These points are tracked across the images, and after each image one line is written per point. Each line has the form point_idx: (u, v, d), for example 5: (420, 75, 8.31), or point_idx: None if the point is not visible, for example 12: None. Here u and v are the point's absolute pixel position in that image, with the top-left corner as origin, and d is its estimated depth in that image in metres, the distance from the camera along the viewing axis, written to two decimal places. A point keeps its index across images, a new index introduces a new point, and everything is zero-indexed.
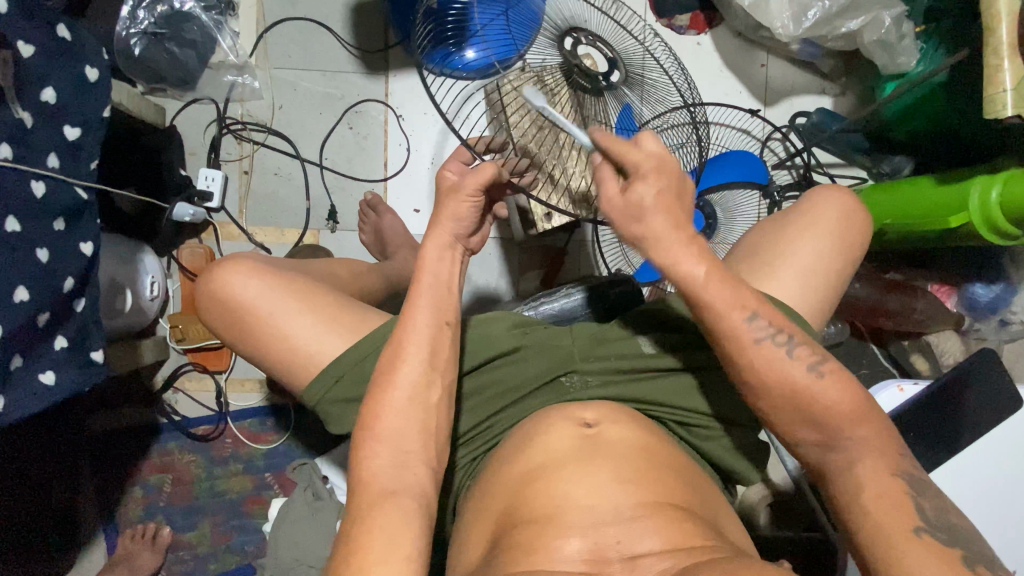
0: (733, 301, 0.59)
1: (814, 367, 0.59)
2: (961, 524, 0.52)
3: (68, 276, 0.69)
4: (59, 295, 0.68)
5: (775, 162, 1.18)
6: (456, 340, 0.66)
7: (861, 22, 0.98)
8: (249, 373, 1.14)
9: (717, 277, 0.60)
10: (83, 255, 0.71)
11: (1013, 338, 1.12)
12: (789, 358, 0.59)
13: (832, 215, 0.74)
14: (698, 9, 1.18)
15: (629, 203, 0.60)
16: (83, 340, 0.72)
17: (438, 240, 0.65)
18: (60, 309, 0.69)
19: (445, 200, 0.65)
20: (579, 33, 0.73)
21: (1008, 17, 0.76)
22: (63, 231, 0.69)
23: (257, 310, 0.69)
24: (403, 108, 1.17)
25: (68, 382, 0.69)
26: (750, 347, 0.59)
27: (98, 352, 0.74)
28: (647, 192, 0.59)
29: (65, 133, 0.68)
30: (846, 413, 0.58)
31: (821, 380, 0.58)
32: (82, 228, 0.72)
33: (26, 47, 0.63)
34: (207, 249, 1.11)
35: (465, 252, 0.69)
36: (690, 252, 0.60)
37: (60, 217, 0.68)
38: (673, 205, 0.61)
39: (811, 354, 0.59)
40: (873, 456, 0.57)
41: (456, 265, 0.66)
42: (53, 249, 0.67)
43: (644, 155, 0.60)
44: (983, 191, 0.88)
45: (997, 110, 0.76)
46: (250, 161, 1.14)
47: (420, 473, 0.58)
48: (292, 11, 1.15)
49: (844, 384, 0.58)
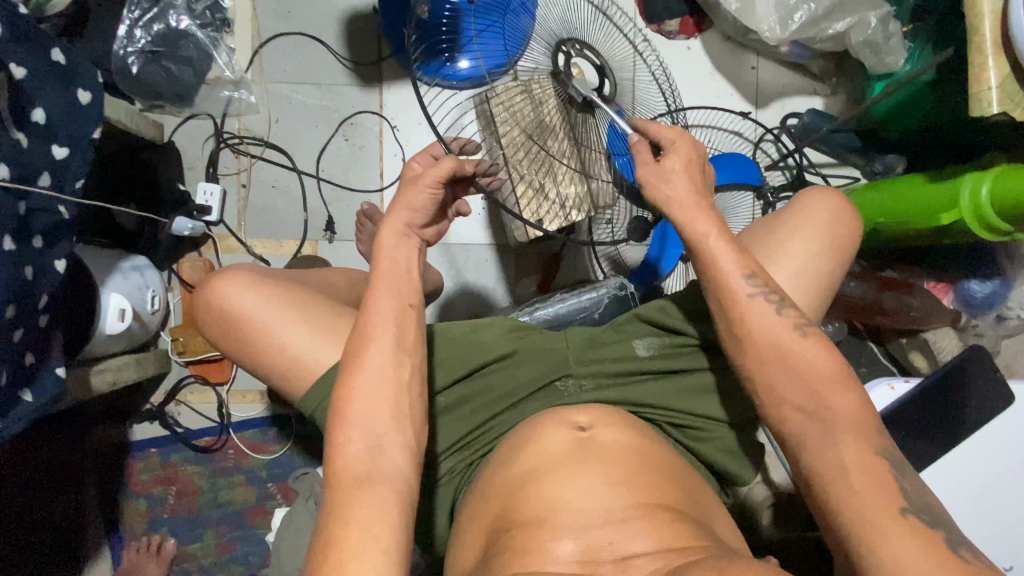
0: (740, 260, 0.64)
1: (800, 329, 0.62)
2: (932, 505, 0.54)
3: (43, 292, 0.70)
4: (33, 312, 0.69)
5: (768, 163, 1.19)
6: (422, 320, 0.66)
7: (848, 23, 1.00)
8: (250, 384, 1.15)
9: (722, 241, 0.65)
10: (56, 272, 0.72)
11: (1012, 333, 1.12)
12: (778, 316, 0.62)
13: (821, 215, 0.75)
14: (686, 13, 1.18)
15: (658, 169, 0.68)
16: (48, 355, 0.73)
17: (392, 230, 0.66)
18: (31, 326, 0.69)
19: (407, 186, 0.66)
20: (567, 46, 0.74)
21: (991, 14, 0.77)
22: (41, 247, 0.70)
23: (253, 321, 0.70)
24: (398, 118, 1.18)
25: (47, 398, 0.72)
26: None
27: (60, 366, 0.74)
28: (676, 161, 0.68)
29: (53, 152, 0.70)
30: (835, 415, 0.58)
31: (805, 385, 0.59)
32: (58, 246, 0.73)
33: (19, 69, 0.64)
34: (206, 262, 1.12)
35: (421, 243, 0.69)
36: (705, 216, 0.66)
37: (39, 236, 0.69)
38: None
39: (796, 317, 0.62)
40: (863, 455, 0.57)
41: (413, 251, 0.66)
42: (35, 267, 0.69)
43: (675, 133, 0.69)
44: (974, 186, 0.89)
45: (983, 108, 0.77)
46: (247, 174, 1.16)
47: (398, 454, 0.58)
48: (287, 26, 1.17)
49: (825, 346, 0.61)
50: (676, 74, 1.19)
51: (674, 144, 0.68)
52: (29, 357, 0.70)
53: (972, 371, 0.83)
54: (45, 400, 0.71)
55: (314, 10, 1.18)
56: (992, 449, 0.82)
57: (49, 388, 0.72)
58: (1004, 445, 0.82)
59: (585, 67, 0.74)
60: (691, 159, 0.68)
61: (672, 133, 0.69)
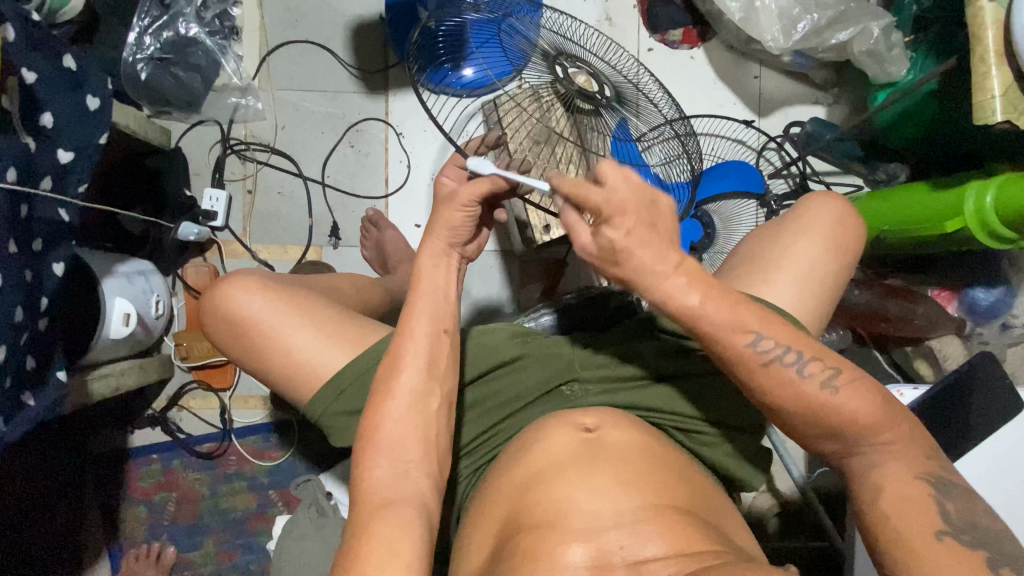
0: (734, 324, 0.58)
1: (829, 382, 0.57)
2: (977, 525, 0.52)
3: (41, 296, 0.71)
4: (33, 314, 0.69)
5: (771, 171, 1.20)
6: (455, 348, 0.66)
7: (852, 33, 1.01)
8: (254, 390, 1.14)
9: (713, 305, 0.57)
10: (55, 276, 0.73)
11: (1017, 342, 1.12)
12: (802, 348, 0.58)
13: (825, 221, 0.75)
14: (689, 24, 1.20)
15: (603, 247, 0.56)
16: (50, 359, 0.72)
17: (433, 249, 0.66)
18: (33, 328, 0.69)
19: (441, 207, 0.65)
20: (564, 58, 0.74)
21: (994, 24, 0.78)
22: (39, 252, 0.70)
23: (260, 325, 0.70)
24: (403, 125, 1.19)
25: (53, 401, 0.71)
26: (757, 370, 0.58)
27: (62, 371, 0.73)
28: (617, 236, 0.55)
29: (58, 157, 0.71)
30: (861, 421, 0.57)
31: (836, 395, 0.57)
32: (55, 250, 0.74)
33: (30, 74, 0.65)
34: (211, 267, 1.12)
35: (462, 260, 0.69)
36: (678, 284, 0.57)
37: (39, 239, 0.70)
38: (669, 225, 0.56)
39: (824, 368, 0.57)
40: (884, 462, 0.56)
41: (451, 272, 0.67)
42: (33, 270, 0.69)
43: (607, 194, 0.53)
44: (979, 195, 0.89)
45: (987, 116, 0.78)
46: (253, 179, 1.16)
47: (421, 483, 0.59)
48: (295, 34, 1.18)
49: (860, 392, 0.57)
50: (680, 85, 1.20)
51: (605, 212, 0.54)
52: (32, 360, 0.70)
53: (980, 378, 0.83)
54: (47, 405, 0.70)
55: (322, 19, 1.19)
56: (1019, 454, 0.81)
57: None
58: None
59: (588, 73, 0.74)
60: (636, 224, 0.54)
61: (612, 200, 0.53)
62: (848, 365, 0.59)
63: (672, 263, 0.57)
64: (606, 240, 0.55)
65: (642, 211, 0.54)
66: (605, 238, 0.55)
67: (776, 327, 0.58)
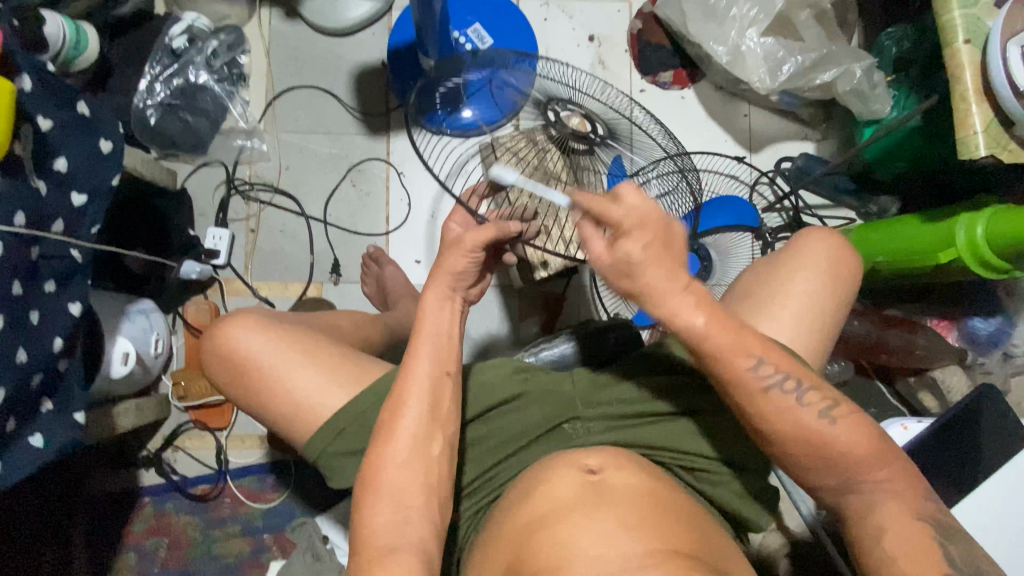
0: (738, 347, 0.58)
1: (825, 413, 0.58)
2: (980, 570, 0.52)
3: (56, 336, 0.71)
4: (48, 356, 0.70)
5: (765, 205, 1.22)
6: (457, 389, 0.66)
7: (834, 74, 1.05)
8: (250, 429, 1.13)
9: (716, 329, 0.58)
10: (70, 315, 0.73)
11: (1020, 372, 1.12)
12: (802, 382, 0.58)
13: (819, 254, 0.76)
14: (680, 66, 1.24)
15: (618, 258, 0.56)
16: (68, 400, 0.73)
17: (438, 290, 0.66)
18: (48, 371, 0.70)
19: (445, 254, 0.66)
20: (559, 102, 0.78)
21: (971, 65, 0.81)
22: (52, 292, 0.71)
23: (260, 364, 0.70)
24: (405, 165, 1.22)
25: (59, 444, 0.70)
26: (757, 397, 0.58)
27: (81, 413, 0.74)
28: (635, 249, 0.54)
29: (71, 199, 0.73)
30: (867, 453, 0.57)
31: (835, 427, 0.57)
32: (72, 289, 0.75)
33: (45, 121, 0.68)
34: (211, 305, 1.13)
35: (464, 303, 0.70)
36: (686, 303, 0.57)
37: (51, 280, 0.71)
38: (666, 254, 0.56)
39: (820, 399, 0.58)
40: (889, 500, 0.56)
41: (456, 314, 0.67)
42: (43, 311, 0.70)
43: (626, 212, 0.53)
44: (969, 227, 0.91)
45: (971, 151, 0.80)
46: (257, 219, 1.18)
47: (422, 528, 0.58)
48: (300, 79, 1.22)
49: (857, 424, 0.57)
50: (673, 124, 1.24)
51: (622, 228, 0.54)
52: (45, 403, 0.70)
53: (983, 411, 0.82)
54: (58, 446, 0.70)
55: (325, 64, 1.22)
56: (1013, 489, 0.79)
57: (60, 434, 0.70)
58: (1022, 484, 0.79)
59: (581, 115, 0.77)
60: (653, 242, 0.54)
61: (634, 215, 0.53)
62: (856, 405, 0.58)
63: None
64: (623, 253, 0.55)
65: (659, 231, 0.55)
66: (622, 251, 0.55)
67: (776, 352, 0.59)
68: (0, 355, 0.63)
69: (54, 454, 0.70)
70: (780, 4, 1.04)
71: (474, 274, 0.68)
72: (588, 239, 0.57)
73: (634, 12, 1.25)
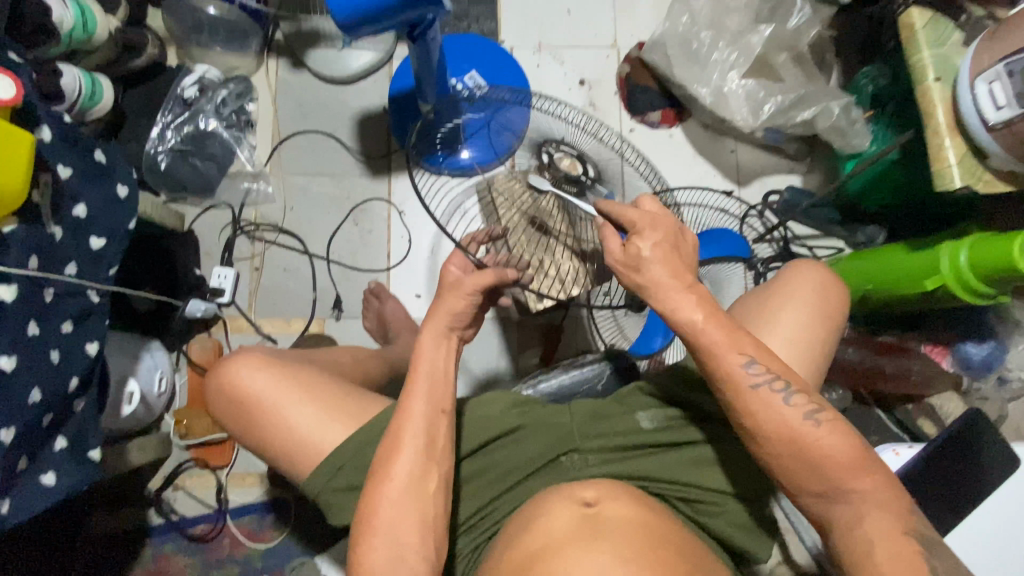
0: (731, 344, 0.61)
1: (812, 416, 0.59)
2: None
3: (73, 375, 0.73)
4: (65, 395, 0.72)
5: (756, 236, 1.25)
6: (452, 427, 0.67)
7: (813, 112, 1.10)
8: (251, 467, 1.12)
9: (713, 325, 0.62)
10: (88, 355, 0.75)
11: (1017, 396, 1.12)
12: (787, 405, 0.60)
13: (808, 286, 0.78)
14: (666, 106, 1.30)
15: (629, 255, 0.63)
16: (82, 442, 0.75)
17: (434, 329, 0.68)
18: (63, 411, 0.73)
19: (444, 296, 0.70)
20: (551, 146, 0.82)
21: (942, 101, 0.85)
22: (71, 332, 0.74)
23: (262, 403, 0.71)
24: (406, 204, 1.26)
25: (69, 482, 0.72)
26: (746, 394, 0.60)
27: (96, 451, 0.77)
28: (645, 246, 0.62)
29: (90, 243, 0.76)
30: (847, 473, 0.57)
31: (808, 455, 0.58)
32: (90, 328, 0.77)
33: (64, 170, 0.72)
34: (216, 342, 1.15)
35: (460, 342, 0.72)
36: (687, 299, 0.62)
37: (68, 320, 0.73)
38: (672, 255, 0.63)
39: (807, 401, 0.60)
40: (873, 511, 0.56)
41: (451, 352, 0.69)
42: (64, 351, 0.72)
43: (641, 214, 0.64)
44: (952, 255, 0.93)
45: (947, 183, 0.84)
46: (261, 258, 1.21)
47: (417, 566, 0.59)
48: (304, 124, 1.28)
49: (841, 430, 0.59)
50: (663, 161, 1.29)
51: (636, 226, 0.63)
52: (58, 441, 0.72)
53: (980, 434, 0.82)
54: (66, 483, 0.72)
55: (330, 110, 1.28)
56: (1001, 517, 0.81)
57: (73, 472, 0.73)
58: (1011, 510, 0.81)
59: (572, 158, 0.82)
60: (661, 242, 0.63)
61: (646, 217, 0.64)
62: (845, 432, 0.59)
63: (683, 287, 0.62)
64: (635, 249, 0.63)
65: (668, 233, 0.64)
66: (634, 247, 0.63)
67: (768, 356, 0.62)
68: (16, 395, 0.65)
69: (62, 492, 0.71)
70: (758, 49, 1.10)
71: (472, 314, 0.70)
72: (607, 236, 0.65)
73: (622, 58, 1.32)
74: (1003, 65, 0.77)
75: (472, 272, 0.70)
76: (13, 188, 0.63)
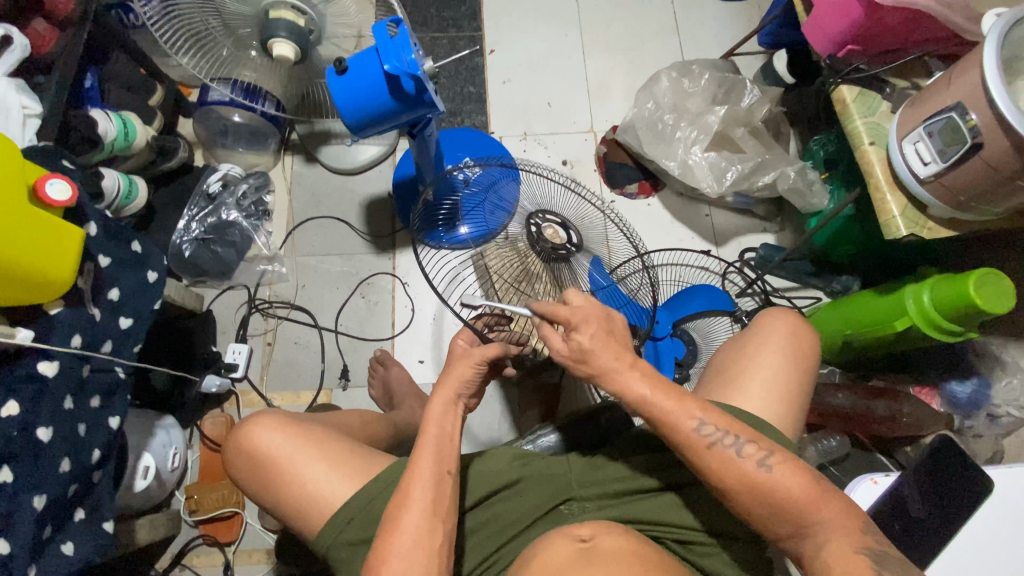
0: (681, 411, 0.65)
1: (763, 462, 0.63)
2: None
3: (96, 448, 0.78)
4: (88, 466, 0.76)
5: (738, 291, 1.34)
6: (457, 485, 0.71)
7: (773, 176, 1.23)
8: (258, 543, 1.13)
9: (661, 395, 0.66)
10: (109, 427, 0.81)
11: (1010, 432, 1.14)
12: (742, 457, 0.63)
13: (782, 333, 0.84)
14: (642, 178, 1.42)
15: (572, 349, 0.68)
16: (98, 511, 0.79)
17: (443, 397, 0.74)
18: (84, 481, 0.77)
19: (456, 364, 0.76)
20: (540, 218, 0.89)
21: (880, 162, 0.96)
22: (96, 408, 0.80)
23: (278, 463, 0.75)
24: (409, 277, 1.36)
25: (85, 552, 0.75)
26: (704, 453, 0.64)
27: (110, 522, 0.80)
28: (583, 340, 0.67)
29: (120, 323, 0.84)
30: (811, 499, 0.61)
31: (784, 486, 0.62)
32: (113, 405, 0.83)
33: (104, 259, 0.82)
34: (227, 417, 1.20)
35: (464, 410, 0.77)
36: (632, 378, 0.67)
37: (96, 396, 0.80)
38: (609, 340, 0.68)
39: (758, 450, 0.64)
40: (842, 542, 0.60)
41: (458, 418, 0.74)
42: (89, 424, 0.78)
43: (570, 310, 0.68)
44: (916, 297, 1.00)
45: (895, 232, 0.94)
46: (273, 333, 1.29)
47: None
48: (316, 211, 1.40)
49: (792, 468, 0.63)
50: (642, 226, 1.40)
51: (571, 322, 0.68)
52: (77, 512, 0.76)
53: (941, 460, 0.88)
54: (82, 553, 0.75)
55: (340, 198, 1.42)
56: (978, 546, 0.82)
57: (86, 540, 0.75)
58: (985, 540, 0.82)
59: (558, 229, 0.88)
60: (597, 331, 0.68)
61: (577, 313, 0.68)
62: (797, 467, 0.63)
63: None
64: (575, 344, 0.68)
65: (600, 321, 0.69)
66: (573, 342, 0.68)
67: (716, 413, 0.66)
68: (47, 464, 0.70)
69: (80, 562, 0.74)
70: (716, 126, 1.24)
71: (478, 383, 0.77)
72: (547, 335, 0.70)
73: (599, 140, 1.48)
74: (923, 128, 0.88)
75: (477, 347, 0.78)
76: (60, 276, 0.72)
